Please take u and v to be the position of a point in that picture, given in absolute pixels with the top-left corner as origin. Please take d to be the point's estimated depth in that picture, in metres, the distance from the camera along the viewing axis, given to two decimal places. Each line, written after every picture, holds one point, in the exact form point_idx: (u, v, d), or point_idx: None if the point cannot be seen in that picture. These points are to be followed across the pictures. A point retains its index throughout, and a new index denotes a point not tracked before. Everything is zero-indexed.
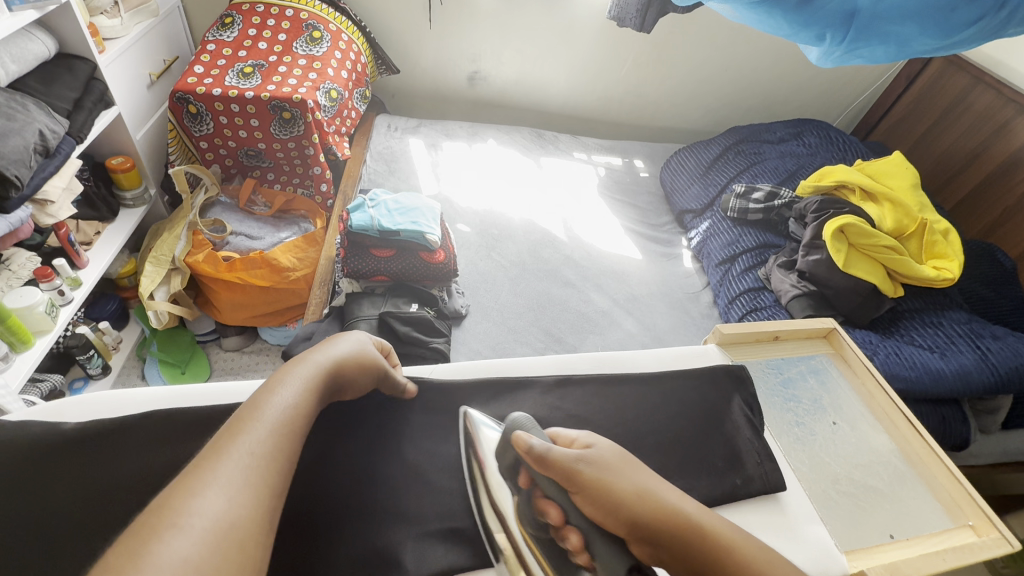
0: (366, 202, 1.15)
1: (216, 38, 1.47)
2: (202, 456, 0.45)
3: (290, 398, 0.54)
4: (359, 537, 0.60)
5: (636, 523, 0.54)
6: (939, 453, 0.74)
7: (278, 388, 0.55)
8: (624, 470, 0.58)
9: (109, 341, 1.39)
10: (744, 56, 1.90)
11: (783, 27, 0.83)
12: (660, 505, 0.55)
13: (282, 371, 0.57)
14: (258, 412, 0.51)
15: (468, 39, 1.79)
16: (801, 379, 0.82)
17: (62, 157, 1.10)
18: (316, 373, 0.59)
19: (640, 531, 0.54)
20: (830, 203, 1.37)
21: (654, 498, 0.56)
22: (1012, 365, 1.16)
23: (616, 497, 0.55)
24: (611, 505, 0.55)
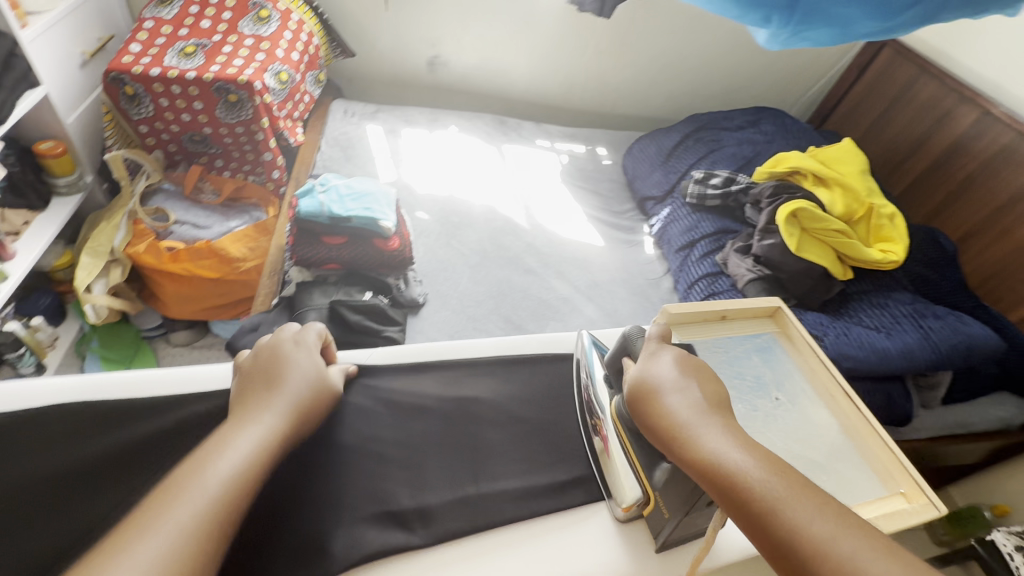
0: (316, 187, 1.11)
1: (154, 15, 1.39)
2: (122, 528, 0.43)
3: (233, 463, 0.50)
4: (294, 527, 0.58)
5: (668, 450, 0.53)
6: (877, 425, 0.67)
7: (221, 449, 0.51)
8: (672, 390, 0.55)
9: (44, 338, 1.31)
10: (703, 44, 1.92)
11: (731, 8, 0.82)
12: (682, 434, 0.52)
13: (233, 427, 0.54)
14: (191, 481, 0.47)
15: (427, 22, 1.75)
16: (745, 358, 0.72)
17: None
18: (271, 424, 0.55)
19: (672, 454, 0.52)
20: (783, 188, 1.40)
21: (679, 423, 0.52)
22: (952, 342, 1.21)
23: (653, 416, 0.55)
24: (651, 422, 0.55)
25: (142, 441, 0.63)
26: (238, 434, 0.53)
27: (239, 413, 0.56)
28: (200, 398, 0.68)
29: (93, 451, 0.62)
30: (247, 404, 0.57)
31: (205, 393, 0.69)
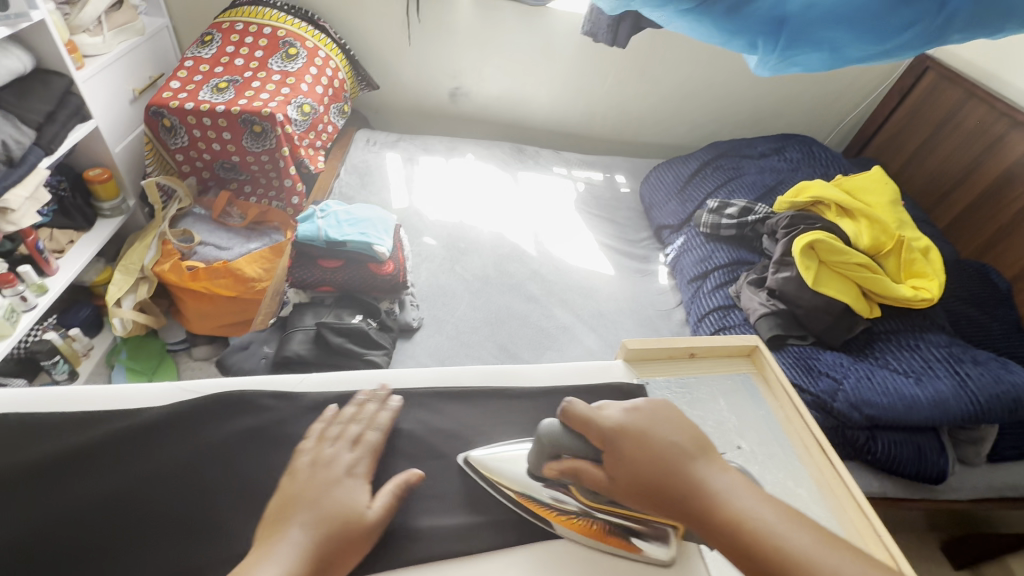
0: (316, 213, 1.15)
1: (195, 55, 1.51)
2: None
3: (285, 561, 0.48)
4: (168, 556, 0.58)
5: (658, 499, 0.52)
6: (853, 486, 0.60)
7: (272, 553, 0.48)
8: (660, 430, 0.55)
9: (79, 347, 1.42)
10: (727, 72, 1.88)
11: (714, 36, 0.80)
12: (682, 476, 0.51)
13: (283, 529, 0.51)
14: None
15: (449, 56, 1.82)
16: (710, 401, 0.68)
17: (26, 168, 1.13)
18: (337, 512, 0.53)
19: (661, 502, 0.52)
20: (802, 218, 1.31)
21: (673, 464, 0.52)
22: (994, 392, 1.08)
23: (638, 461, 0.53)
24: (635, 470, 0.53)
25: (26, 466, 0.62)
26: (288, 532, 0.51)
27: (297, 500, 0.54)
28: (91, 420, 0.66)
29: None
30: (301, 481, 0.56)
31: (98, 412, 0.66)
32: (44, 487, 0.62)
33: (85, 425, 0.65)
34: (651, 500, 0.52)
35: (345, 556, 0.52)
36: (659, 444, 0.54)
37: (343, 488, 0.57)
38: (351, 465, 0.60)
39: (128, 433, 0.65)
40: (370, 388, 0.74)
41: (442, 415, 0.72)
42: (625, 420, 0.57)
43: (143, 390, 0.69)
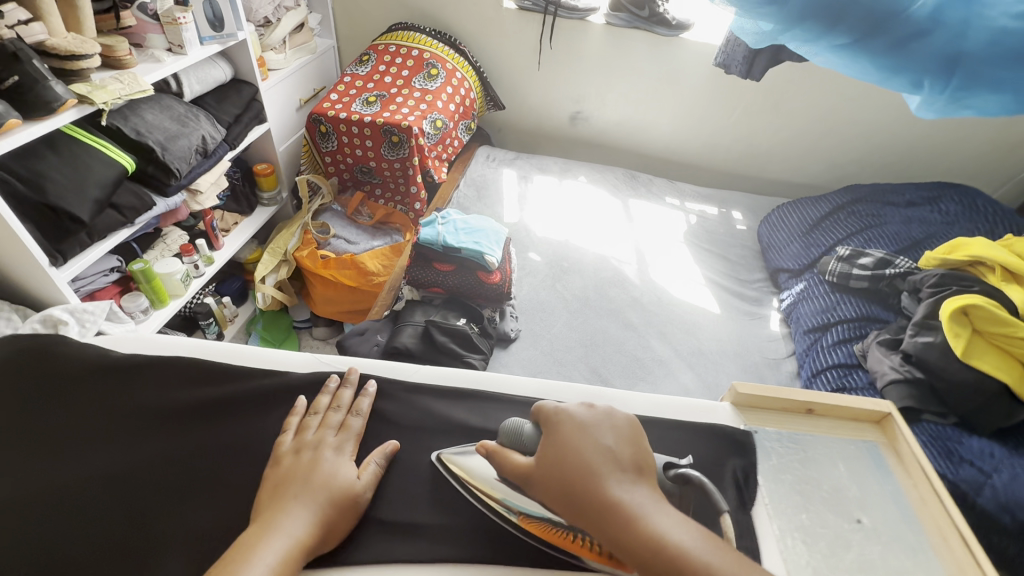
0: (438, 219, 1.24)
1: (353, 72, 1.71)
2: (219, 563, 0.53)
3: (293, 525, 0.57)
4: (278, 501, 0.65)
5: (564, 491, 0.54)
6: None
7: (275, 526, 0.56)
8: (598, 436, 0.58)
9: (228, 313, 1.65)
10: (876, 110, 1.71)
11: (870, 72, 0.74)
12: (598, 477, 0.54)
13: (282, 505, 0.59)
14: (250, 545, 0.54)
15: (574, 81, 1.88)
16: (827, 462, 0.64)
17: (215, 159, 1.35)
18: (326, 492, 0.61)
19: (568, 492, 0.54)
20: (953, 279, 1.15)
21: (593, 467, 0.54)
22: None
23: (564, 457, 0.56)
24: (556, 460, 0.56)
25: (171, 404, 0.74)
26: (285, 507, 0.59)
27: (316, 475, 0.63)
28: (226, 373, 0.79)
29: (128, 409, 0.74)
30: (319, 462, 0.65)
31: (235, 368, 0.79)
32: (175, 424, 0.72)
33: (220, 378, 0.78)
34: (559, 494, 0.54)
35: (337, 530, 0.61)
36: (590, 447, 0.56)
37: (346, 467, 0.65)
38: (337, 447, 0.68)
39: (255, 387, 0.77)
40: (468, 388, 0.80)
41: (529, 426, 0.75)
42: (572, 417, 0.60)
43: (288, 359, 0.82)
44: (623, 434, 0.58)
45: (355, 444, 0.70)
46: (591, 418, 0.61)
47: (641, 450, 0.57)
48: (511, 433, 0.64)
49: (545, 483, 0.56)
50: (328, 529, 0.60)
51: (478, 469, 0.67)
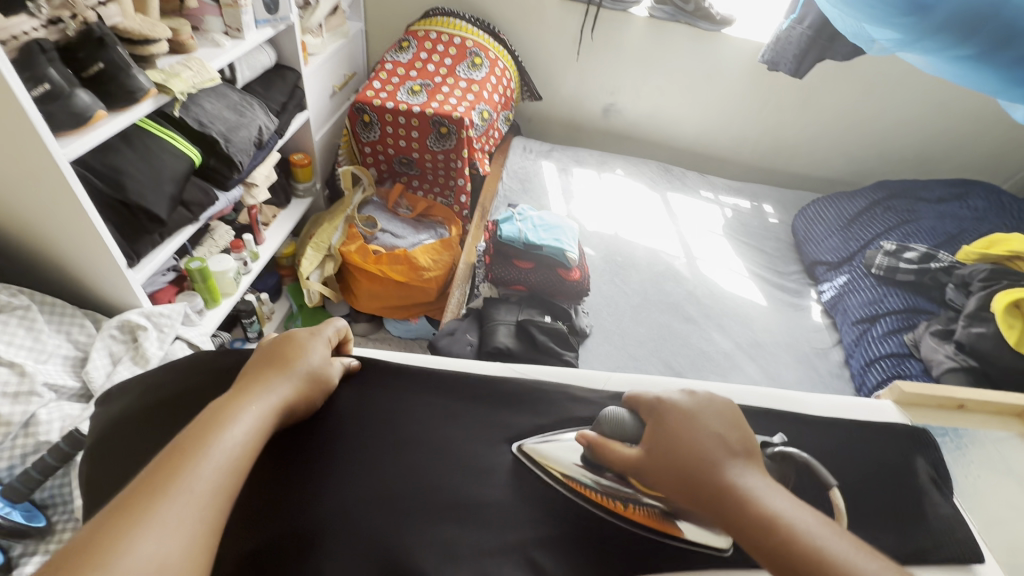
0: (514, 216, 1.24)
1: (394, 59, 1.66)
2: (184, 443, 0.44)
3: (242, 434, 0.47)
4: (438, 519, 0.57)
5: (681, 481, 0.51)
6: None
7: (236, 417, 0.49)
8: (702, 423, 0.54)
9: (267, 310, 1.58)
10: (901, 109, 1.79)
11: (990, 83, 0.77)
12: (711, 463, 0.50)
13: (242, 401, 0.50)
14: (199, 445, 0.44)
15: (610, 74, 1.88)
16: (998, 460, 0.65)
17: (269, 150, 1.28)
18: (292, 381, 0.56)
19: (685, 486, 0.50)
20: (1003, 273, 1.26)
21: (705, 454, 0.51)
22: None
23: (673, 444, 0.53)
24: (662, 443, 0.54)
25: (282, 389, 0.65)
26: (253, 404, 0.51)
27: (283, 364, 0.56)
28: (381, 393, 0.66)
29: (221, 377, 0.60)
30: (293, 352, 0.58)
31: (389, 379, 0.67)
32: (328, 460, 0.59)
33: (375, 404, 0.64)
34: (675, 484, 0.51)
35: (289, 417, 0.55)
36: (698, 433, 0.53)
37: (310, 356, 0.59)
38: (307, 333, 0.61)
39: (417, 409, 0.65)
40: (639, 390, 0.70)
41: None
42: (673, 408, 0.56)
43: (442, 363, 0.72)
44: (728, 419, 0.55)
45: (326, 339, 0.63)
46: (693, 404, 0.56)
47: (748, 438, 0.54)
48: (615, 426, 0.60)
49: (655, 477, 0.53)
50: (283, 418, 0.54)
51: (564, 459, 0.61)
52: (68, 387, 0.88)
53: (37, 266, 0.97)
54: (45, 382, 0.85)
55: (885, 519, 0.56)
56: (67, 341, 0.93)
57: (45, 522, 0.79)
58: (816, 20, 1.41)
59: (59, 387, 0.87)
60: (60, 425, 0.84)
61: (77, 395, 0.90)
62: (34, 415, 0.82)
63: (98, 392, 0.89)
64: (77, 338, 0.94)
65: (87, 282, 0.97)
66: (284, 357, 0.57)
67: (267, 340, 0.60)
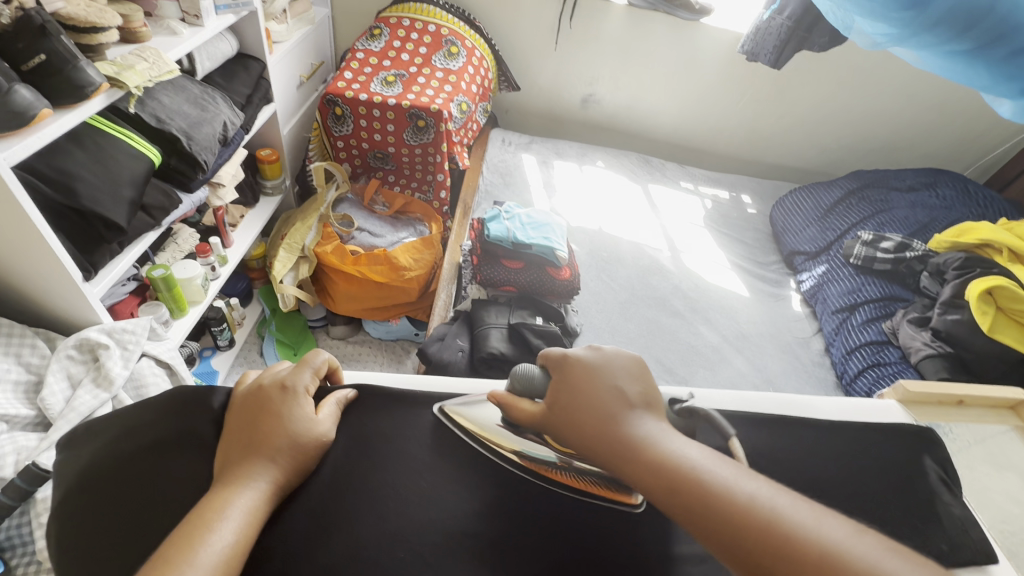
0: (501, 214, 1.20)
1: (365, 47, 1.57)
2: (159, 558, 0.38)
3: (232, 533, 0.41)
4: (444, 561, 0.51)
5: (584, 438, 0.50)
6: None
7: (223, 512, 0.42)
8: (607, 377, 0.52)
9: (237, 316, 1.50)
10: (871, 99, 1.83)
11: (980, 79, 0.78)
12: (611, 415, 0.49)
13: (230, 491, 0.43)
14: (180, 558, 0.38)
15: (588, 64, 1.84)
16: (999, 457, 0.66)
17: (235, 147, 1.19)
18: (283, 446, 0.48)
19: (591, 440, 0.49)
20: (976, 261, 1.30)
21: (606, 405, 0.50)
22: None
23: (578, 396, 0.51)
24: (568, 396, 0.52)
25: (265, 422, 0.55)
26: (241, 491, 0.44)
27: (267, 428, 0.48)
28: (382, 417, 0.59)
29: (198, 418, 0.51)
30: (277, 410, 0.50)
31: (393, 402, 0.60)
32: (332, 503, 0.51)
33: (379, 434, 0.57)
34: (581, 441, 0.50)
35: (288, 487, 0.48)
36: (603, 387, 0.52)
37: (299, 409, 0.51)
38: (291, 379, 0.53)
39: (426, 433, 0.58)
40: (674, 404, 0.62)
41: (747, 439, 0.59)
42: (578, 359, 0.54)
43: (450, 383, 0.64)
44: (631, 369, 0.54)
45: (314, 379, 0.54)
46: (599, 357, 0.54)
47: (651, 390, 0.53)
48: (523, 379, 0.57)
49: (557, 432, 0.52)
50: (281, 490, 0.47)
51: (485, 419, 0.58)
52: (22, 416, 0.80)
53: None
54: None
55: (904, 525, 0.56)
56: (17, 364, 0.84)
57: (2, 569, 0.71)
58: (796, 9, 1.40)
59: (11, 417, 0.79)
60: (14, 458, 0.76)
61: (33, 424, 0.82)
62: None
63: (56, 420, 0.81)
64: (28, 360, 0.86)
65: (38, 297, 0.89)
66: (270, 417, 0.49)
67: (241, 392, 0.52)
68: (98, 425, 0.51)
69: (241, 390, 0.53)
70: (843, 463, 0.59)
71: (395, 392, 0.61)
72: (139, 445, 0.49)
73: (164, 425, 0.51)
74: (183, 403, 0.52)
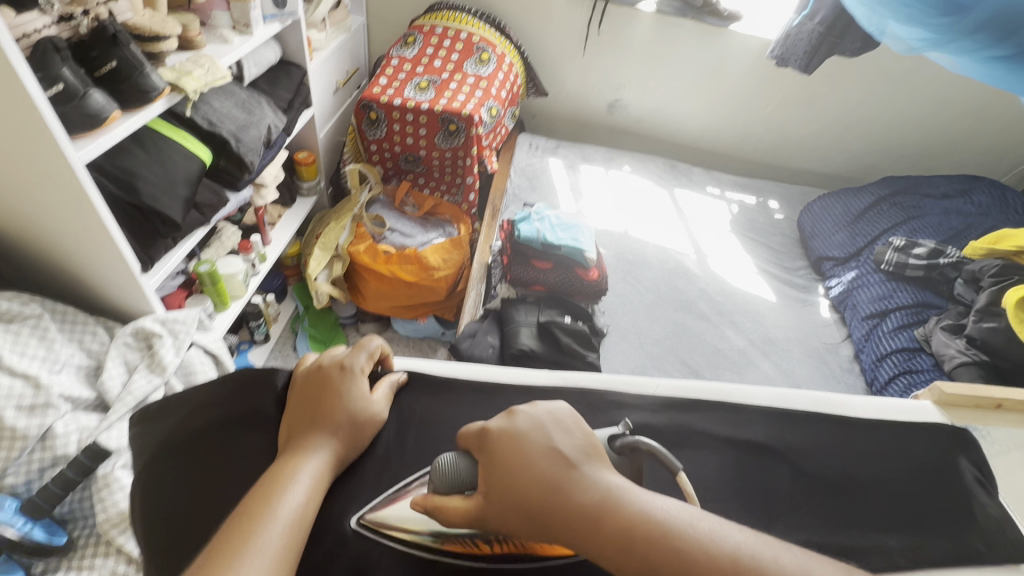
0: (531, 216, 1.23)
1: (400, 54, 1.63)
2: (240, 515, 0.42)
3: (303, 495, 0.45)
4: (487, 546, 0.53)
5: (534, 522, 0.44)
6: None
7: (293, 476, 0.46)
8: (540, 441, 0.47)
9: (273, 312, 1.55)
10: (903, 104, 1.80)
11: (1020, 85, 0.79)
12: (555, 484, 0.44)
13: (297, 459, 0.47)
14: (260, 513, 0.42)
15: (616, 70, 1.86)
16: None
17: (277, 149, 1.25)
18: (343, 421, 0.52)
19: (539, 522, 0.44)
20: (1014, 269, 1.27)
21: (550, 477, 0.44)
22: None
23: (508, 478, 0.45)
24: (506, 485, 0.45)
25: None
26: (309, 459, 0.48)
27: (328, 405, 0.52)
28: (427, 403, 0.62)
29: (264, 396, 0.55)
30: (336, 389, 0.53)
31: (437, 388, 0.63)
32: (384, 479, 0.54)
33: (424, 419, 0.60)
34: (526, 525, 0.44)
35: (347, 459, 0.52)
36: (539, 457, 0.46)
37: (356, 388, 0.54)
38: (347, 362, 0.56)
39: (470, 419, 0.60)
40: (709, 399, 0.64)
41: (780, 434, 0.60)
42: (500, 430, 0.49)
43: (490, 373, 0.67)
44: (565, 423, 0.50)
45: (368, 361, 0.58)
46: (524, 420, 0.49)
47: (592, 439, 0.49)
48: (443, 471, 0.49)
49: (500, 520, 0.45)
50: (341, 463, 0.51)
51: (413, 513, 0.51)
52: (84, 397, 0.85)
53: (48, 272, 0.95)
54: (60, 394, 0.82)
55: (937, 522, 0.56)
56: (80, 350, 0.90)
57: (67, 538, 0.77)
58: (828, 14, 1.41)
59: (74, 399, 0.84)
60: (77, 437, 0.81)
61: (93, 406, 0.87)
62: (50, 427, 0.79)
63: (114, 402, 0.86)
64: (90, 346, 0.92)
65: (99, 287, 0.95)
66: (330, 395, 0.53)
67: (302, 371, 0.56)
68: (171, 403, 0.56)
69: (302, 371, 0.56)
70: (878, 460, 0.60)
71: (438, 380, 0.63)
72: (213, 419, 0.54)
73: (232, 402, 0.55)
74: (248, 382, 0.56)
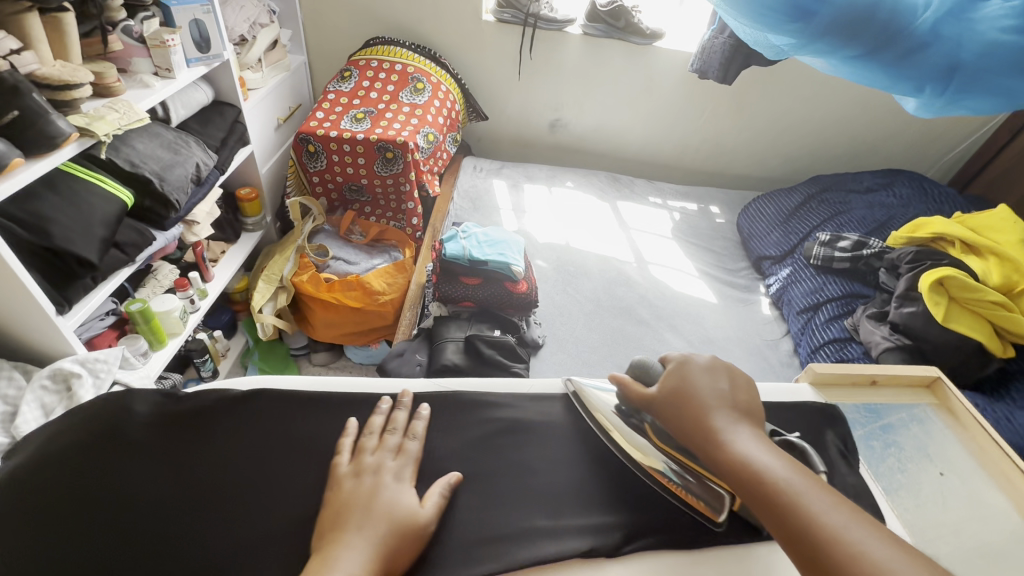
0: (458, 234, 1.25)
1: (336, 89, 1.68)
2: None
3: None
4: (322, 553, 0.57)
5: (686, 422, 0.58)
6: None
7: None
8: (710, 381, 0.60)
9: (220, 348, 1.55)
10: (828, 107, 1.89)
11: (881, 80, 0.85)
12: (708, 414, 0.57)
13: None
14: None
15: (553, 91, 1.93)
16: (901, 428, 0.69)
17: (208, 186, 1.28)
18: None
19: (686, 424, 0.57)
20: (926, 254, 1.32)
21: (707, 402, 0.58)
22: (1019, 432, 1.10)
23: (682, 392, 0.60)
24: (679, 395, 0.60)
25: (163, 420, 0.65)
26: None
27: None
28: None
29: (113, 422, 0.64)
30: None
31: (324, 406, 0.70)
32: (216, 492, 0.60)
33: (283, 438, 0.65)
34: (679, 422, 0.58)
35: None
36: (705, 385, 0.60)
37: None
38: None
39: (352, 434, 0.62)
40: None
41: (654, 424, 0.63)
42: (691, 364, 0.62)
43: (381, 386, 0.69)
44: (738, 381, 0.61)
45: None
46: (704, 365, 0.62)
47: (751, 399, 0.60)
48: (640, 368, 0.66)
49: (667, 413, 0.60)
50: None
51: (603, 403, 0.71)
52: None
53: None
54: None
55: None
56: None
57: None
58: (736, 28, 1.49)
59: None
60: None
61: None
62: None
63: None
64: (6, 392, 0.92)
65: (16, 331, 0.95)
66: None
67: None
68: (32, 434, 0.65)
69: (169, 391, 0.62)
70: None
71: None
72: (64, 444, 0.62)
73: (87, 428, 0.64)
74: (110, 411, 0.65)
